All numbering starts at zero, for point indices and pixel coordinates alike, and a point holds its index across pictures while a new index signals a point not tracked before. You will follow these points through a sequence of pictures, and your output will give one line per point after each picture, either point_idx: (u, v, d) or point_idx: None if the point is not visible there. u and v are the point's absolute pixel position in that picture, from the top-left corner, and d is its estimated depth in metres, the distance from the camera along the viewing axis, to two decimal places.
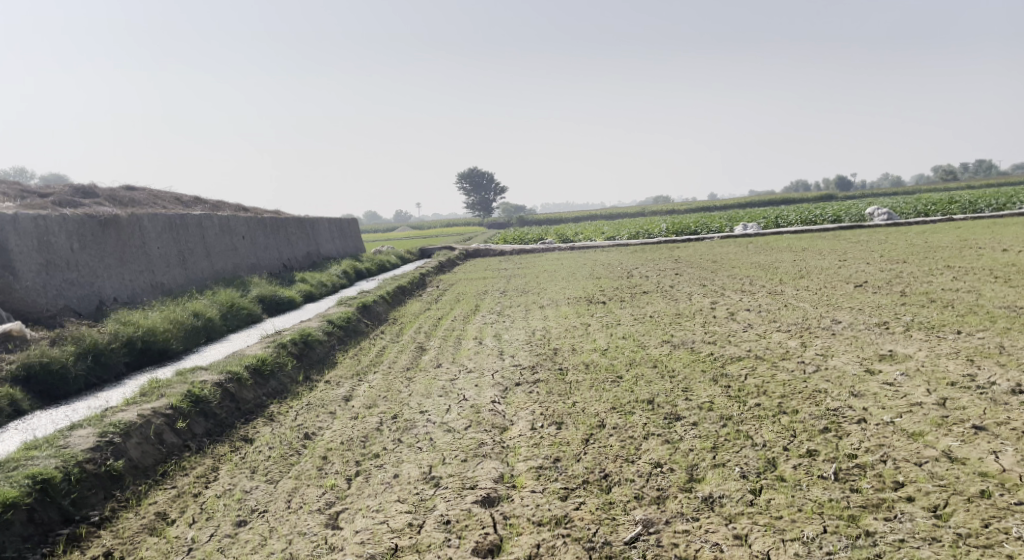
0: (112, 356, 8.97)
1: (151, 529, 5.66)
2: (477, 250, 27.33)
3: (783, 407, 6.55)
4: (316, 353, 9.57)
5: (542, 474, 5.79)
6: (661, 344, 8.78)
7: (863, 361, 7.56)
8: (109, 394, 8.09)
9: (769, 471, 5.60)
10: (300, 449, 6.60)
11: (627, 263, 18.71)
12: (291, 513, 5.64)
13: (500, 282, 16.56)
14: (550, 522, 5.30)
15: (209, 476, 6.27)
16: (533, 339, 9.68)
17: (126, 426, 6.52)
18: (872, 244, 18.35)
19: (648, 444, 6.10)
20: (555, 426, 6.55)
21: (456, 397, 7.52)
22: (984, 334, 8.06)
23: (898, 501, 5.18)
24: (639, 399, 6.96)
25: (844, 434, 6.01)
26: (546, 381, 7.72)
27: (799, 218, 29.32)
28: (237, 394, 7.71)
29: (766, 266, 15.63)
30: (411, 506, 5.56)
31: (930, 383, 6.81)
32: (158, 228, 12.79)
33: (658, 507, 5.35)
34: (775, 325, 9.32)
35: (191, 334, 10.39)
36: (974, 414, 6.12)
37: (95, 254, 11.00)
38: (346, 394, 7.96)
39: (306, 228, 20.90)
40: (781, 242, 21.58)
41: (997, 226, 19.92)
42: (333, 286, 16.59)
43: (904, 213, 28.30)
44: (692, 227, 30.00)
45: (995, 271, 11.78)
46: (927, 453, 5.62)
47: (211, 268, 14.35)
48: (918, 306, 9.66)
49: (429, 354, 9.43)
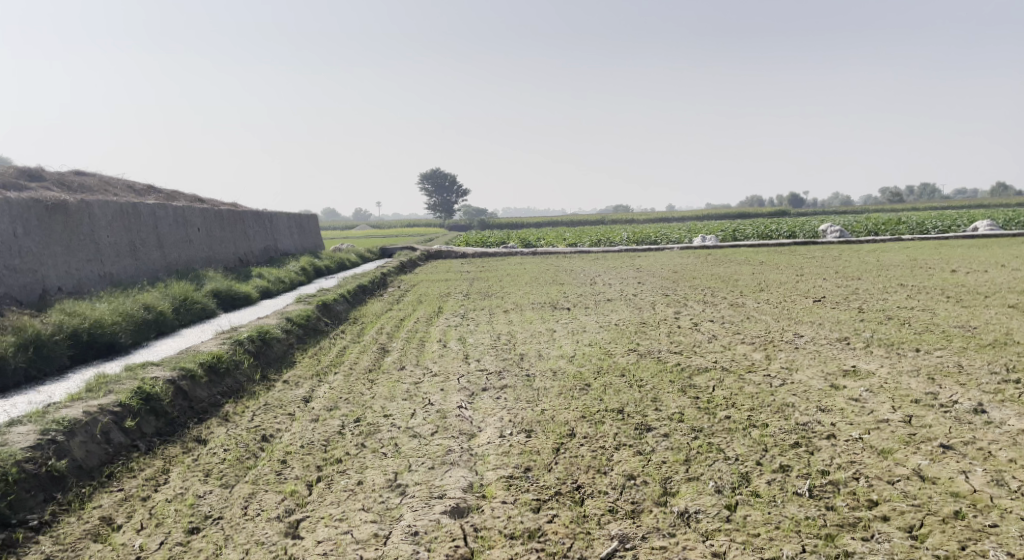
0: (56, 348, 8.51)
1: (95, 535, 5.30)
2: (438, 251, 27.04)
3: (753, 420, 6.48)
4: (273, 352, 9.23)
5: (512, 485, 5.61)
6: (628, 352, 8.69)
7: (827, 376, 7.56)
8: (51, 389, 7.65)
9: (743, 486, 5.51)
10: (257, 452, 6.30)
11: (588, 270, 18.63)
12: (248, 520, 5.35)
13: (462, 284, 16.35)
14: (522, 535, 5.12)
15: (159, 479, 5.93)
16: (498, 344, 9.49)
17: (70, 423, 6.14)
18: (827, 260, 18.64)
19: (620, 454, 5.96)
20: (524, 434, 6.38)
21: (421, 401, 7.29)
22: (943, 353, 8.14)
23: (873, 520, 5.14)
24: (608, 408, 6.83)
25: (815, 449, 5.96)
26: (513, 388, 7.55)
27: (755, 232, 29.74)
28: (190, 392, 7.37)
29: (726, 278, 15.71)
30: (377, 516, 5.32)
31: (895, 400, 6.82)
32: (109, 216, 12.26)
33: (633, 522, 5.21)
34: (740, 337, 9.30)
35: (141, 327, 9.96)
36: (940, 432, 6.13)
37: (41, 241, 10.49)
38: (306, 395, 7.67)
39: (264, 222, 20.37)
40: (739, 255, 21.83)
41: (945, 247, 20.38)
42: (291, 283, 16.17)
43: (855, 231, 28.91)
44: (652, 237, 30.15)
45: (947, 291, 11.99)
46: (898, 472, 5.60)
47: (164, 259, 13.84)
48: (876, 323, 9.74)
49: (392, 356, 9.18)
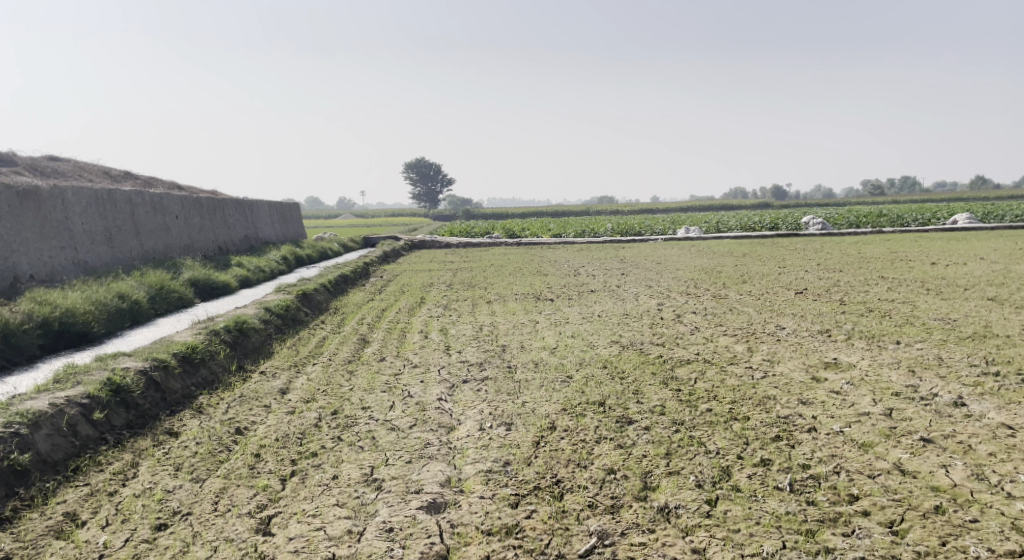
0: (25, 337, 8.31)
1: (58, 532, 5.15)
2: (421, 241, 26.83)
3: (735, 413, 6.42)
4: (251, 342, 9.07)
5: (491, 479, 5.52)
6: (610, 344, 8.61)
7: (809, 368, 7.53)
8: (19, 379, 7.46)
9: (724, 481, 5.45)
10: (230, 445, 6.16)
11: (572, 261, 18.55)
12: (218, 516, 5.22)
13: (445, 275, 16.21)
14: (499, 532, 5.03)
15: (128, 473, 5.78)
16: (480, 335, 9.39)
17: (35, 415, 5.96)
18: (809, 253, 18.65)
19: (600, 448, 5.89)
20: (504, 427, 6.28)
21: (400, 393, 7.17)
22: (923, 346, 8.13)
23: (854, 515, 5.10)
24: (589, 400, 6.75)
25: (796, 442, 5.91)
26: (493, 380, 7.45)
27: (739, 224, 29.80)
28: (163, 383, 7.21)
29: (710, 269, 15.70)
30: (351, 511, 5.21)
31: (876, 392, 6.79)
32: (83, 202, 11.98)
33: (612, 517, 5.13)
34: (722, 329, 9.25)
35: (115, 316, 9.76)
36: (921, 426, 6.11)
37: (12, 227, 10.23)
38: (282, 387, 7.52)
39: (245, 211, 20.09)
40: (723, 246, 21.83)
41: (927, 239, 20.52)
42: (271, 272, 15.96)
43: (837, 224, 29.09)
44: (637, 228, 30.12)
45: (928, 283, 12.01)
46: (879, 466, 5.57)
47: (140, 247, 13.59)
48: (857, 315, 9.74)
49: (372, 347, 9.05)
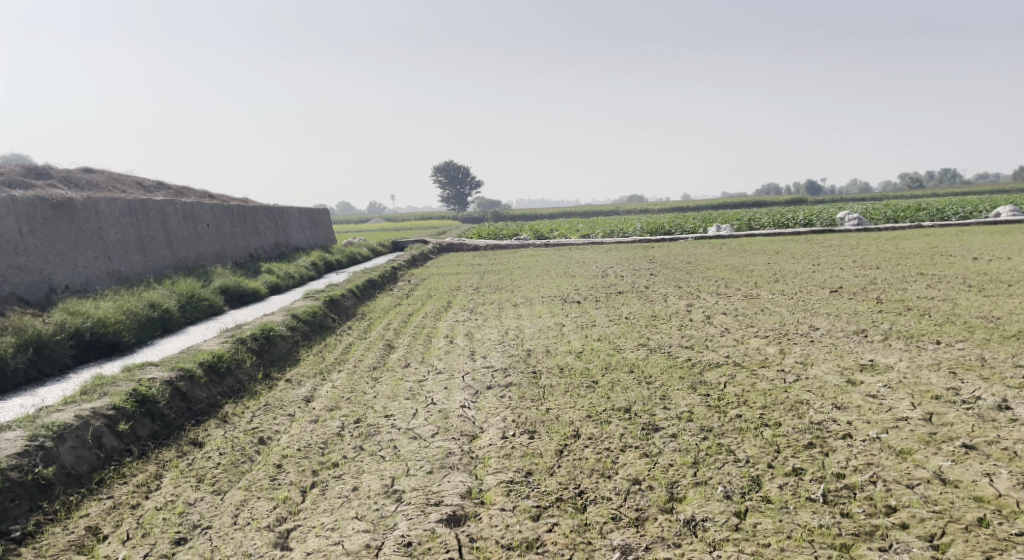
0: (57, 348, 8.41)
1: (79, 546, 5.16)
2: (450, 243, 26.83)
3: (766, 419, 6.22)
4: (278, 349, 9.08)
5: (512, 490, 5.40)
6: (638, 347, 8.43)
7: (844, 371, 7.26)
8: (48, 391, 7.53)
9: (754, 491, 5.27)
10: (252, 455, 6.14)
11: (601, 262, 18.33)
12: (237, 530, 5.18)
13: (473, 278, 16.09)
14: (520, 546, 4.92)
15: (151, 485, 5.79)
16: (505, 339, 9.28)
17: (60, 428, 6.00)
18: (844, 249, 18.22)
19: (625, 457, 5.74)
20: (527, 435, 6.16)
21: (423, 400, 7.09)
22: (964, 345, 7.81)
23: (892, 528, 4.89)
24: (615, 407, 6.59)
25: (830, 450, 5.70)
26: (518, 386, 7.33)
27: (771, 220, 29.27)
28: (189, 393, 7.23)
29: (742, 268, 15.40)
30: (370, 525, 5.14)
31: (915, 396, 6.52)
32: (116, 213, 12.15)
33: (637, 531, 4.99)
34: (754, 331, 9.02)
35: (146, 326, 9.85)
36: (962, 431, 5.85)
37: (46, 239, 10.39)
38: (307, 395, 7.49)
39: (275, 217, 20.25)
40: (755, 244, 21.41)
41: (968, 233, 19.88)
42: (301, 278, 16.04)
43: (873, 219, 28.44)
44: (667, 226, 29.76)
45: (969, 280, 11.60)
46: (917, 475, 5.34)
47: (173, 256, 13.75)
48: (895, 314, 9.42)
49: (397, 353, 8.99)
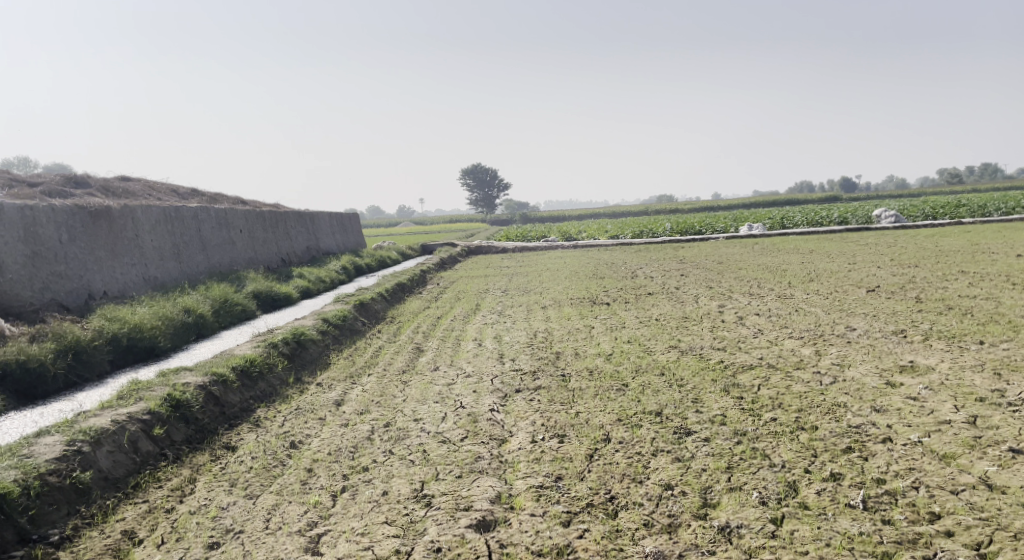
0: (95, 353, 8.55)
1: (115, 550, 5.22)
2: (478, 246, 26.81)
3: (801, 423, 6.08)
4: (309, 353, 9.13)
5: (543, 495, 5.35)
6: (669, 350, 8.31)
7: (883, 373, 7.08)
8: (86, 396, 7.66)
9: (790, 497, 5.15)
10: (284, 459, 6.16)
11: (631, 263, 18.17)
12: (269, 534, 5.19)
13: (503, 281, 16.06)
14: (551, 552, 4.86)
15: (185, 489, 5.84)
16: (534, 342, 9.22)
17: (97, 433, 6.08)
18: (881, 248, 17.83)
19: (657, 462, 5.64)
20: (557, 439, 6.10)
21: (453, 404, 7.06)
22: (1009, 346, 7.57)
23: (936, 536, 4.74)
24: (646, 410, 6.50)
25: (869, 454, 5.55)
26: (547, 389, 7.26)
27: (805, 218, 28.77)
28: (222, 397, 7.28)
29: (774, 268, 15.14)
30: (400, 529, 5.12)
31: (957, 398, 6.33)
32: (152, 220, 12.34)
33: (670, 538, 4.90)
34: (788, 332, 8.84)
35: (181, 331, 9.98)
36: (1009, 435, 5.65)
37: (85, 246, 10.58)
38: (337, 399, 7.51)
39: (306, 223, 20.44)
40: (788, 243, 21.05)
41: (1010, 229, 19.34)
42: (332, 282, 16.15)
43: (911, 216, 27.83)
44: (698, 226, 29.45)
45: (1013, 278, 11.24)
46: (962, 480, 5.17)
47: (207, 261, 13.93)
48: (935, 313, 9.16)
49: (426, 356, 8.99)
